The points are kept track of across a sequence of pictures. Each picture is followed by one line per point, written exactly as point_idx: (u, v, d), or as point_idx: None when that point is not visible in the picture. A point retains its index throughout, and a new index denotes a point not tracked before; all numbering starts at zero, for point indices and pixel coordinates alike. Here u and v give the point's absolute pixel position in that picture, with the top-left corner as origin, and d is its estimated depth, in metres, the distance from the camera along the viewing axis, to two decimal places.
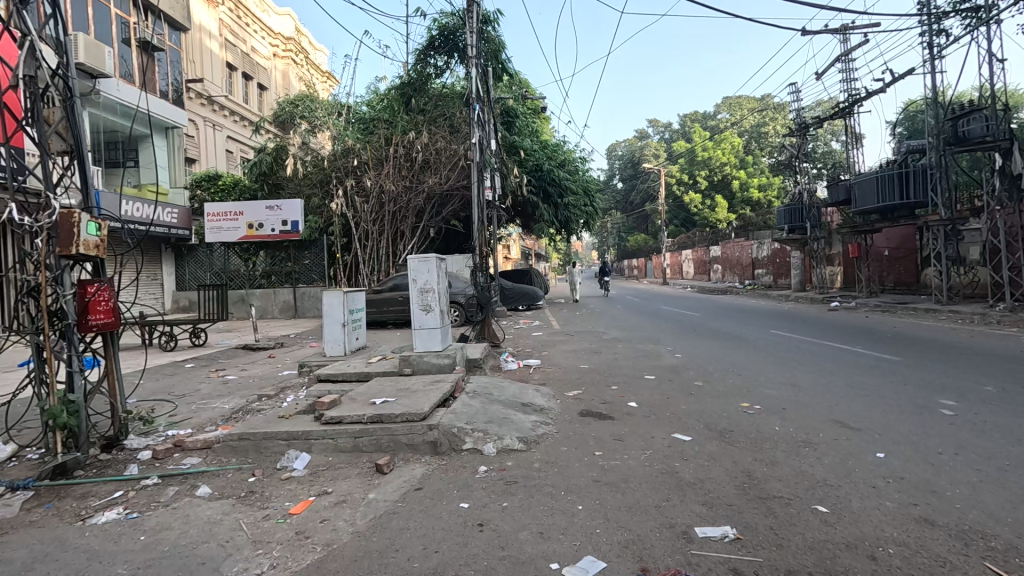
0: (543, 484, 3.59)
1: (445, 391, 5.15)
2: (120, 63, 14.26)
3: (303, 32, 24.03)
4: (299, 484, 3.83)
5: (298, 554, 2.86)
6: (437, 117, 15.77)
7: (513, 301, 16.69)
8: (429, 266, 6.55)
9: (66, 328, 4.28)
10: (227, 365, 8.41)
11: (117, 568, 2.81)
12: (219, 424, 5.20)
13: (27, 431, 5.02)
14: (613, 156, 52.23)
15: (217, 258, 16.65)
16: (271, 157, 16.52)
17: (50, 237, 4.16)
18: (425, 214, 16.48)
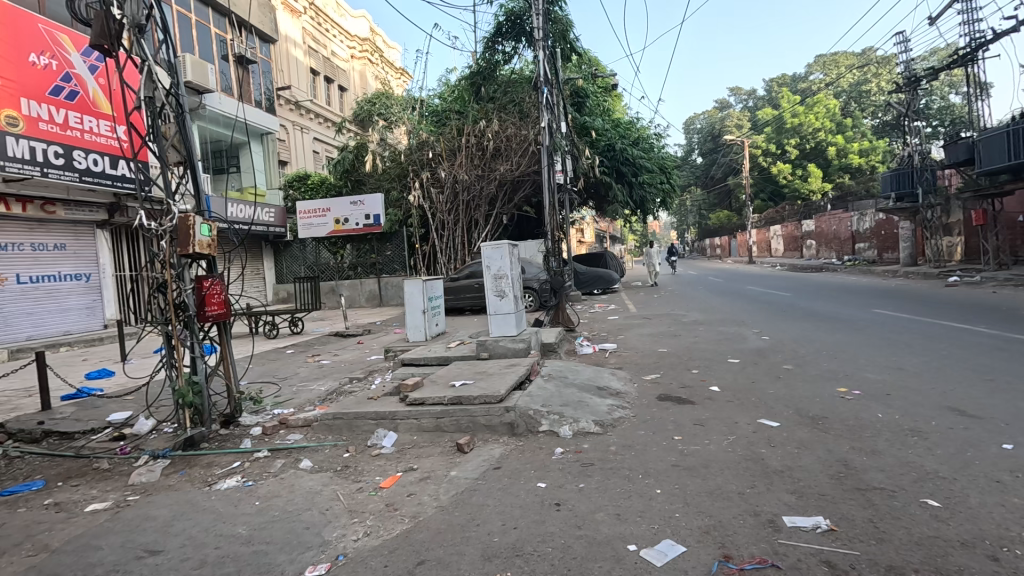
0: (619, 467, 3.58)
1: (521, 375, 5.25)
2: (221, 78, 15.64)
3: (377, 32, 25.00)
4: (388, 460, 4.12)
5: (388, 524, 3.08)
6: (506, 104, 15.82)
7: (588, 285, 16.52)
8: (502, 253, 6.69)
9: (189, 319, 4.87)
10: (322, 350, 9.13)
11: (238, 528, 3.20)
12: (317, 404, 5.68)
13: (163, 408, 5.78)
14: (691, 129, 49.57)
15: (309, 253, 17.96)
16: (353, 154, 17.47)
17: (171, 239, 4.74)
18: (498, 202, 16.72)
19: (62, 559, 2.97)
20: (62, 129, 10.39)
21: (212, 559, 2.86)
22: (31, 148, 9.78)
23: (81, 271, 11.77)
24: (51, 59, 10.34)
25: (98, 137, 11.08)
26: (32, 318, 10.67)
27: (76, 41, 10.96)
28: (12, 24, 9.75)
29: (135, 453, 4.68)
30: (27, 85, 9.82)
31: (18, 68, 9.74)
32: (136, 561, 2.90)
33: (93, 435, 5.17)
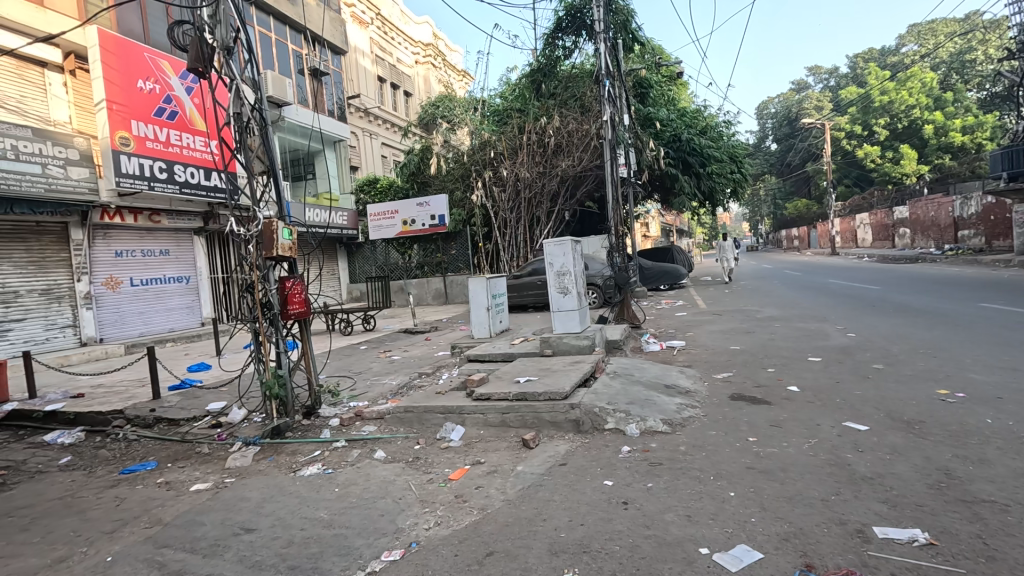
0: (690, 467, 3.48)
1: (585, 372, 5.22)
2: (298, 90, 16.68)
3: (439, 36, 25.63)
4: (456, 453, 4.25)
5: (457, 515, 3.18)
6: (567, 99, 15.71)
7: (653, 281, 16.08)
8: (565, 250, 6.65)
9: (274, 316, 5.28)
10: (393, 347, 9.52)
11: (321, 512, 3.43)
12: (389, 398, 5.95)
13: (252, 398, 6.27)
14: (764, 114, 46.77)
15: (380, 254, 18.75)
16: (418, 157, 18.05)
17: (258, 243, 5.14)
18: (560, 198, 16.65)
19: (172, 532, 3.32)
20: (165, 147, 11.54)
21: (298, 539, 3.08)
22: (140, 164, 11.00)
23: (183, 274, 13.03)
24: (155, 84, 11.47)
25: (194, 152, 12.20)
26: (142, 316, 11.95)
27: (176, 65, 12.05)
28: (124, 55, 10.93)
29: (230, 439, 5.13)
30: (136, 108, 11.01)
31: (129, 94, 10.94)
32: (234, 537, 3.18)
33: (195, 422, 5.72)
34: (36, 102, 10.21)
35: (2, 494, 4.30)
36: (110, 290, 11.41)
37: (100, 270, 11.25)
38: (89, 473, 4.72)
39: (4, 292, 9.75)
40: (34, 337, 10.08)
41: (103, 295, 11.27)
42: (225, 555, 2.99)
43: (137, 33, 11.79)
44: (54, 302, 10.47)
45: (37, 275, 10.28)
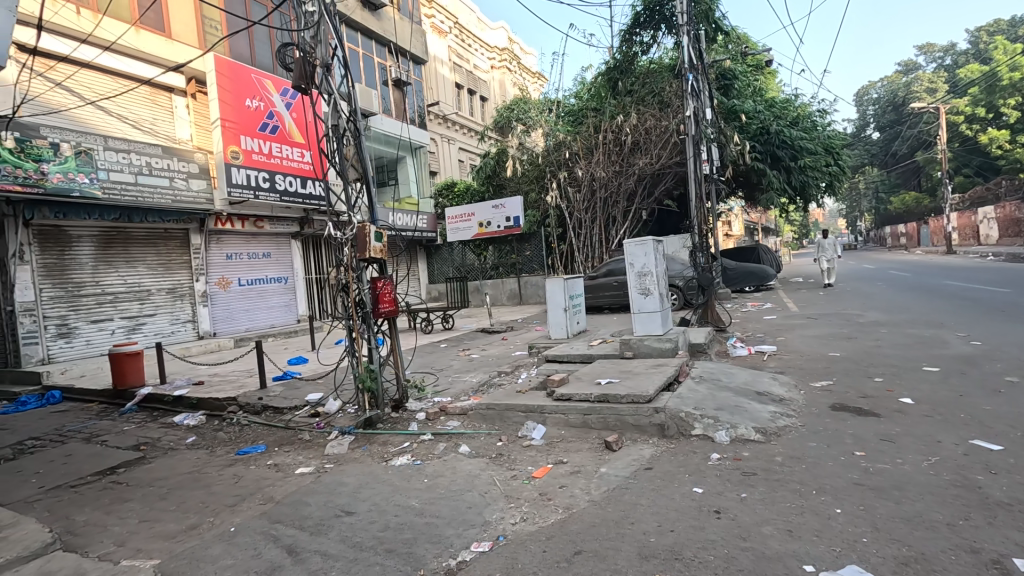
0: (788, 480, 3.27)
1: (669, 375, 5.08)
2: (383, 101, 17.58)
3: (515, 40, 25.97)
4: (538, 452, 4.30)
5: (543, 512, 3.22)
6: (645, 95, 15.32)
7: (738, 282, 15.23)
8: (646, 250, 6.45)
9: (366, 314, 5.64)
10: (472, 346, 9.78)
11: (413, 500, 3.62)
12: (471, 395, 6.13)
13: (346, 390, 6.72)
14: (864, 100, 42.92)
15: (457, 255, 19.31)
16: (494, 160, 18.42)
17: (352, 246, 5.51)
18: (637, 197, 16.25)
19: (283, 509, 3.65)
20: (267, 158, 12.65)
21: (393, 525, 3.27)
22: (248, 175, 12.12)
23: (283, 275, 14.21)
24: (260, 102, 12.63)
25: (292, 162, 13.24)
26: (248, 313, 13.18)
27: (278, 83, 13.15)
28: (236, 77, 12.12)
29: (327, 428, 5.52)
30: (244, 125, 12.16)
31: (239, 111, 12.11)
32: (336, 518, 3.44)
33: (297, 410, 6.22)
34: (165, 124, 11.60)
35: (143, 467, 4.93)
36: (222, 289, 12.69)
37: (214, 271, 12.55)
38: (210, 452, 5.30)
39: (139, 290, 11.16)
40: (161, 330, 11.44)
41: (216, 294, 12.55)
42: (330, 533, 3.24)
43: (246, 57, 13.02)
44: (177, 299, 11.81)
45: (164, 276, 11.64)
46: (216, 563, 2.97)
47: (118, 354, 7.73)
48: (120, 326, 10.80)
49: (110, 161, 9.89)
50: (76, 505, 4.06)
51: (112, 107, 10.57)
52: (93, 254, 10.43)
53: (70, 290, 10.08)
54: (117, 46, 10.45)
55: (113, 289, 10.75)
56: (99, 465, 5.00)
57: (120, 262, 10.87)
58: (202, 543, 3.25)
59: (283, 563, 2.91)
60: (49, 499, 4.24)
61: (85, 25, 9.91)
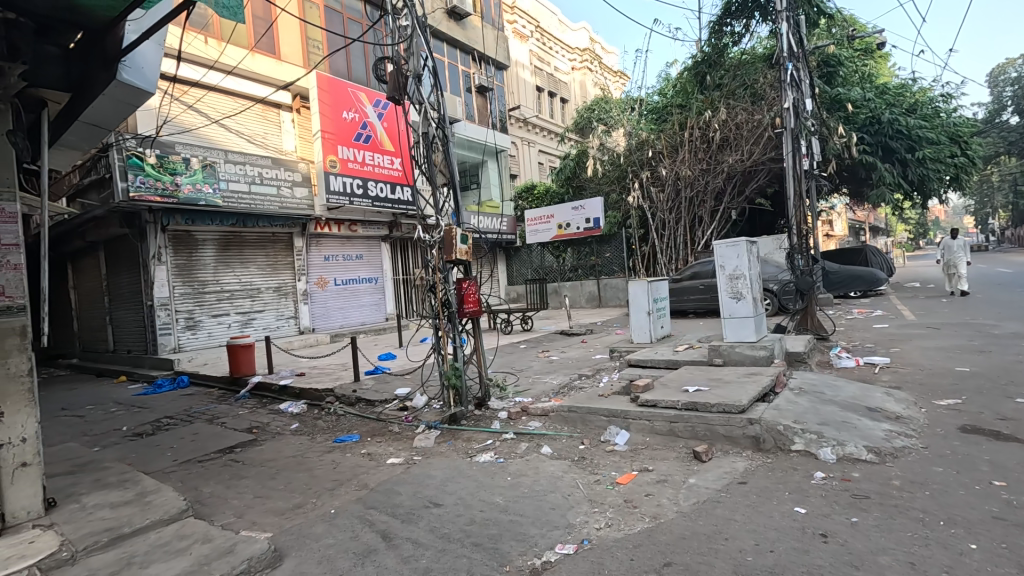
0: (908, 507, 2.95)
1: (764, 385, 4.76)
2: (466, 107, 18.10)
3: (596, 40, 25.66)
4: (622, 457, 4.21)
5: (629, 519, 3.16)
6: (736, 89, 14.49)
7: (842, 287, 13.95)
8: (739, 251, 6.09)
9: (452, 314, 5.83)
10: (551, 347, 9.79)
11: (497, 497, 3.69)
12: (552, 396, 6.14)
13: (431, 386, 7.00)
14: (1000, 80, 37.57)
15: (535, 257, 19.39)
16: (574, 161, 18.32)
17: (440, 248, 5.73)
18: (726, 196, 15.41)
19: (377, 496, 3.87)
20: (361, 166, 13.50)
21: (479, 520, 3.35)
22: (344, 182, 13.00)
23: (373, 275, 15.09)
24: (356, 114, 13.51)
25: (383, 169, 14.02)
26: (342, 311, 14.14)
27: (371, 95, 13.98)
28: (335, 91, 13.06)
29: (415, 422, 5.77)
30: (341, 135, 13.06)
31: (337, 123, 13.03)
32: (425, 509, 3.59)
33: (387, 404, 6.56)
34: (274, 137, 12.77)
35: (256, 448, 5.45)
36: (320, 289, 13.73)
37: (314, 272, 13.61)
38: (312, 439, 5.75)
39: (251, 288, 12.33)
40: (269, 325, 12.56)
41: (315, 293, 13.60)
42: (420, 522, 3.39)
43: (343, 73, 13.98)
44: (282, 297, 12.91)
45: (272, 275, 12.78)
46: (319, 541, 3.22)
47: (234, 345, 8.62)
48: (235, 320, 12.01)
49: (229, 172, 11.06)
50: (203, 478, 4.58)
51: (232, 124, 11.82)
52: (214, 256, 11.71)
53: (196, 287, 11.38)
54: (237, 70, 11.66)
55: (230, 287, 11.98)
56: (219, 444, 5.60)
57: (235, 263, 12.09)
58: (308, 522, 3.54)
59: (378, 547, 3.09)
60: (181, 471, 4.81)
61: (211, 52, 11.15)
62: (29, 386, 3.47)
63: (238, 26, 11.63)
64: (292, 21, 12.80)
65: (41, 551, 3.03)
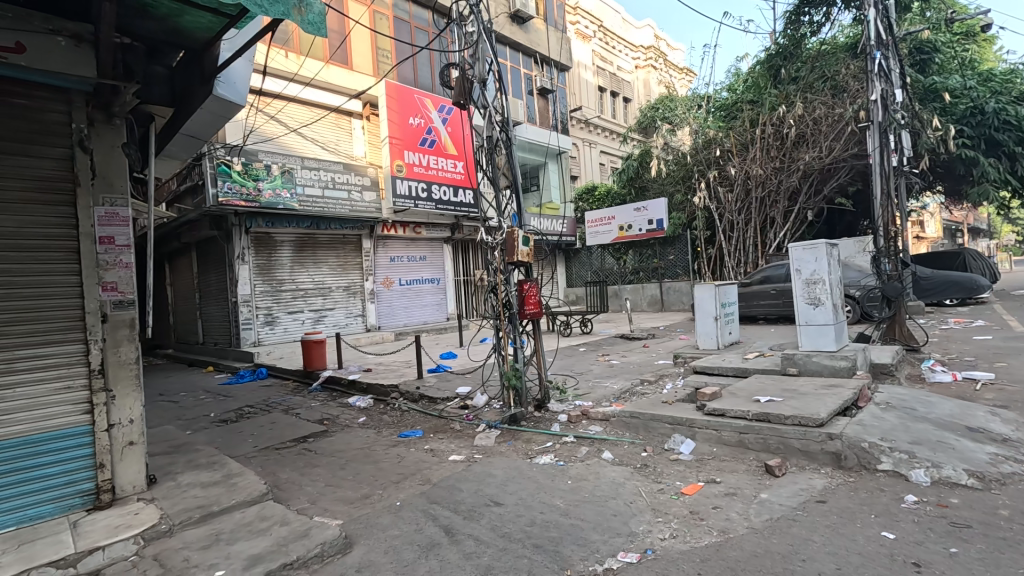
0: (1018, 541, 2.65)
1: (846, 398, 4.44)
2: (528, 110, 18.20)
3: (661, 37, 24.97)
4: (687, 467, 4.08)
5: (695, 532, 3.05)
6: (814, 82, 13.63)
7: (935, 294, 12.76)
8: (817, 254, 5.70)
9: (513, 315, 5.88)
10: (611, 351, 9.63)
11: (557, 500, 3.68)
12: (613, 401, 6.05)
13: (491, 386, 7.09)
14: None
15: (596, 259, 19.17)
16: (637, 162, 17.93)
17: (502, 250, 5.81)
18: (801, 195, 14.51)
19: (439, 492, 3.98)
20: (426, 170, 13.91)
21: (539, 521, 3.35)
22: (410, 186, 13.46)
23: (436, 276, 15.51)
24: (421, 119, 13.93)
25: (447, 172, 14.37)
26: (406, 310, 14.64)
27: (436, 101, 14.36)
28: (403, 99, 13.52)
29: (476, 420, 5.87)
30: (408, 140, 13.51)
31: (404, 129, 13.50)
32: (487, 507, 3.64)
33: (449, 401, 6.71)
34: (346, 144, 13.43)
35: (327, 439, 5.76)
36: (386, 288, 14.28)
37: (380, 272, 14.17)
38: (378, 432, 5.99)
39: (323, 287, 13.03)
40: (339, 322, 13.22)
41: (381, 292, 14.16)
42: (481, 520, 3.44)
43: (410, 81, 14.47)
44: (351, 296, 13.53)
45: (342, 275, 13.43)
46: (386, 532, 3.34)
47: (308, 340, 9.15)
48: (309, 317, 12.73)
49: (306, 177, 11.76)
50: (280, 465, 4.89)
51: (308, 132, 12.56)
52: (290, 256, 12.48)
53: (274, 285, 12.18)
54: (314, 81, 12.37)
55: (305, 285, 12.72)
56: (294, 433, 5.96)
57: (310, 263, 12.82)
58: (375, 512, 3.69)
59: (441, 542, 3.16)
60: (261, 457, 5.17)
61: (291, 65, 11.90)
62: (136, 372, 3.87)
63: (315, 40, 12.34)
64: (363, 32, 13.39)
65: (143, 523, 3.36)
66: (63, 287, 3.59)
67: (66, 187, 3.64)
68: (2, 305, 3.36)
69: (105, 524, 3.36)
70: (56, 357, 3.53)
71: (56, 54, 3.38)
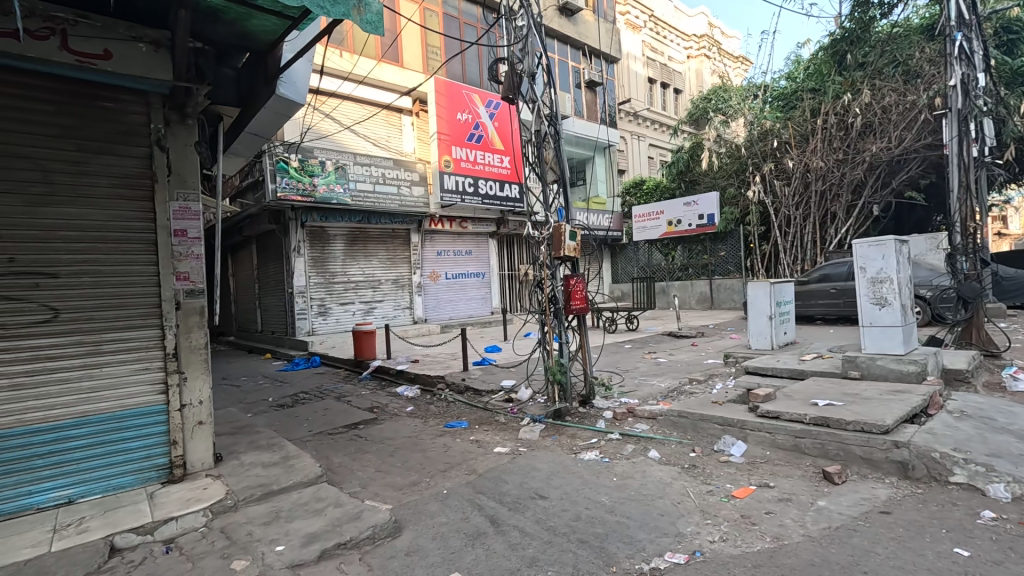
0: None
1: (914, 405, 4.16)
2: (575, 103, 18.03)
3: (716, 24, 24.05)
4: (738, 470, 3.95)
5: (746, 536, 2.96)
6: (883, 67, 12.82)
7: (1018, 295, 11.74)
8: (885, 251, 5.34)
9: (559, 310, 5.86)
10: (658, 349, 9.43)
11: (603, 496, 3.66)
12: (659, 399, 5.93)
13: (536, 380, 7.10)
14: None
15: (642, 255, 18.80)
16: (688, 155, 17.43)
17: (548, 245, 5.80)
18: (866, 189, 13.65)
19: (485, 482, 4.03)
20: (473, 165, 14.06)
21: (584, 517, 3.35)
22: (457, 181, 13.63)
23: (481, 270, 15.66)
24: (469, 115, 14.05)
25: (493, 167, 14.47)
26: (451, 303, 14.89)
27: (484, 96, 14.46)
28: (451, 94, 13.67)
29: (521, 414, 5.91)
30: (456, 136, 13.67)
31: (452, 124, 13.65)
32: (532, 500, 3.66)
33: (493, 394, 6.78)
34: (396, 140, 13.74)
35: (377, 426, 5.95)
36: (433, 281, 14.55)
37: (427, 266, 14.45)
38: (425, 422, 6.14)
39: (373, 280, 13.42)
40: (388, 314, 13.60)
41: (428, 285, 14.44)
42: (526, 513, 3.47)
43: (459, 77, 14.62)
44: (400, 289, 13.88)
45: (391, 268, 13.78)
46: (433, 519, 3.43)
47: (359, 331, 9.47)
48: (359, 308, 13.16)
49: (357, 173, 12.13)
50: (333, 449, 5.10)
51: (360, 129, 12.94)
52: (342, 249, 12.92)
53: (327, 277, 12.66)
54: (367, 79, 12.72)
55: (356, 277, 13.15)
56: (346, 420, 6.20)
57: (361, 256, 13.24)
58: (423, 499, 3.79)
59: (487, 531, 3.22)
60: (316, 441, 5.41)
61: (346, 64, 12.28)
62: (205, 357, 4.12)
63: (369, 38, 12.66)
64: (414, 29, 13.62)
65: (212, 497, 3.60)
66: (144, 276, 3.88)
67: (145, 183, 3.92)
68: (93, 291, 3.68)
69: (177, 497, 3.61)
70: (136, 341, 3.82)
71: (138, 60, 3.63)
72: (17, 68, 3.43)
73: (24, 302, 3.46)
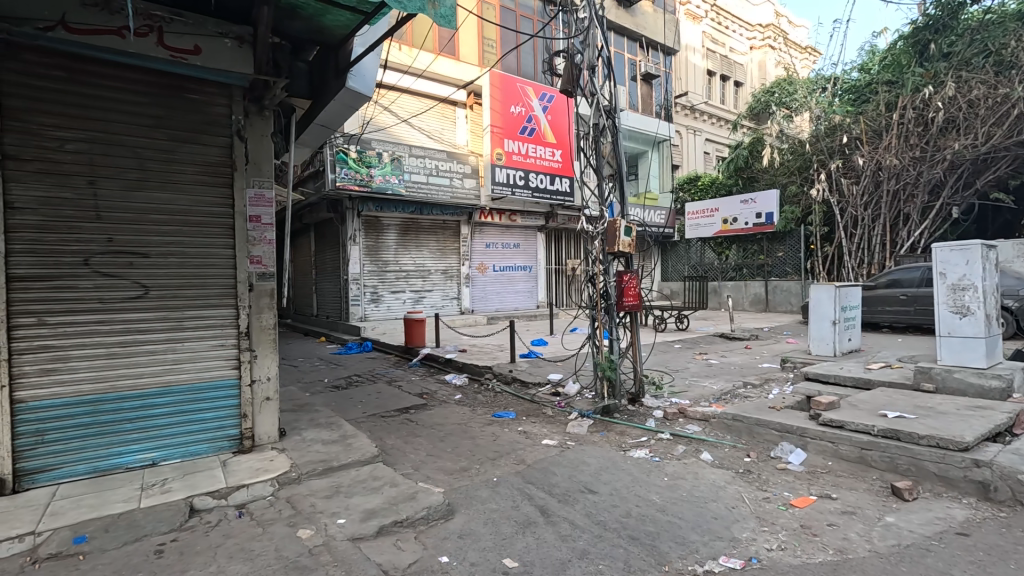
0: None
1: (997, 422, 3.87)
2: (630, 96, 17.68)
3: (783, 13, 22.87)
4: (797, 478, 3.81)
5: (807, 547, 2.86)
6: (972, 57, 11.91)
7: None
8: (969, 257, 4.95)
9: (610, 306, 5.80)
10: (710, 350, 9.19)
11: (652, 495, 3.62)
12: (712, 401, 5.80)
13: (584, 375, 7.07)
14: None
15: (694, 253, 18.32)
16: (747, 150, 16.76)
17: (602, 239, 5.73)
18: (945, 188, 12.67)
19: (534, 473, 4.07)
20: (524, 158, 14.07)
21: (635, 514, 3.33)
22: (508, 174, 13.68)
23: (529, 263, 15.69)
24: (522, 108, 14.04)
25: (544, 161, 14.43)
26: (499, 295, 15.05)
27: (538, 89, 14.40)
28: (506, 87, 13.70)
29: (568, 408, 5.92)
30: (509, 129, 13.71)
31: (505, 117, 13.69)
32: (582, 493, 3.67)
33: (540, 387, 6.81)
34: (450, 133, 13.92)
35: (427, 412, 6.12)
36: (481, 273, 14.73)
37: (476, 257, 14.64)
38: (473, 410, 6.26)
39: (424, 269, 13.72)
40: (437, 303, 13.88)
41: (476, 277, 14.64)
42: (576, 505, 3.49)
43: (514, 70, 14.62)
44: (449, 280, 14.13)
45: (441, 258, 14.04)
46: (484, 504, 3.51)
47: (410, 318, 9.73)
48: (409, 296, 13.50)
49: (412, 165, 12.41)
50: (386, 431, 5.29)
51: (416, 122, 13.21)
52: (395, 238, 13.27)
53: (380, 266, 13.04)
54: (425, 73, 12.94)
55: (407, 267, 13.48)
56: (398, 404, 6.41)
57: (413, 247, 13.56)
58: (473, 485, 3.87)
59: (538, 521, 3.26)
60: (370, 422, 5.63)
61: (404, 58, 12.53)
62: (274, 336, 4.36)
63: (428, 32, 12.84)
64: (471, 22, 13.70)
65: (278, 468, 3.83)
66: (221, 258, 4.14)
67: (226, 171, 4.17)
68: (177, 270, 3.96)
69: (247, 466, 3.86)
70: (214, 319, 4.09)
71: (223, 54, 3.86)
72: (119, 62, 3.73)
73: (119, 279, 3.76)
